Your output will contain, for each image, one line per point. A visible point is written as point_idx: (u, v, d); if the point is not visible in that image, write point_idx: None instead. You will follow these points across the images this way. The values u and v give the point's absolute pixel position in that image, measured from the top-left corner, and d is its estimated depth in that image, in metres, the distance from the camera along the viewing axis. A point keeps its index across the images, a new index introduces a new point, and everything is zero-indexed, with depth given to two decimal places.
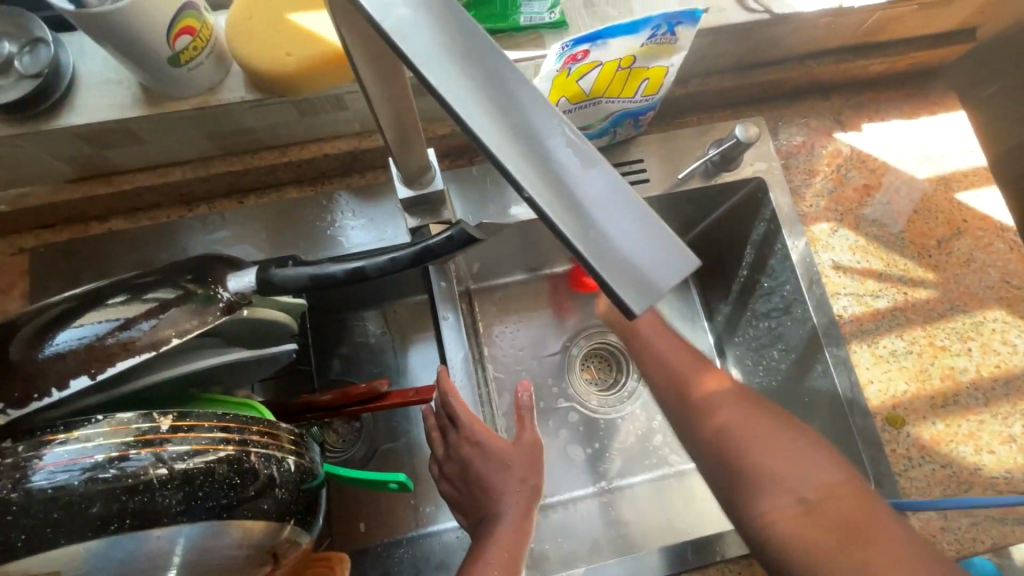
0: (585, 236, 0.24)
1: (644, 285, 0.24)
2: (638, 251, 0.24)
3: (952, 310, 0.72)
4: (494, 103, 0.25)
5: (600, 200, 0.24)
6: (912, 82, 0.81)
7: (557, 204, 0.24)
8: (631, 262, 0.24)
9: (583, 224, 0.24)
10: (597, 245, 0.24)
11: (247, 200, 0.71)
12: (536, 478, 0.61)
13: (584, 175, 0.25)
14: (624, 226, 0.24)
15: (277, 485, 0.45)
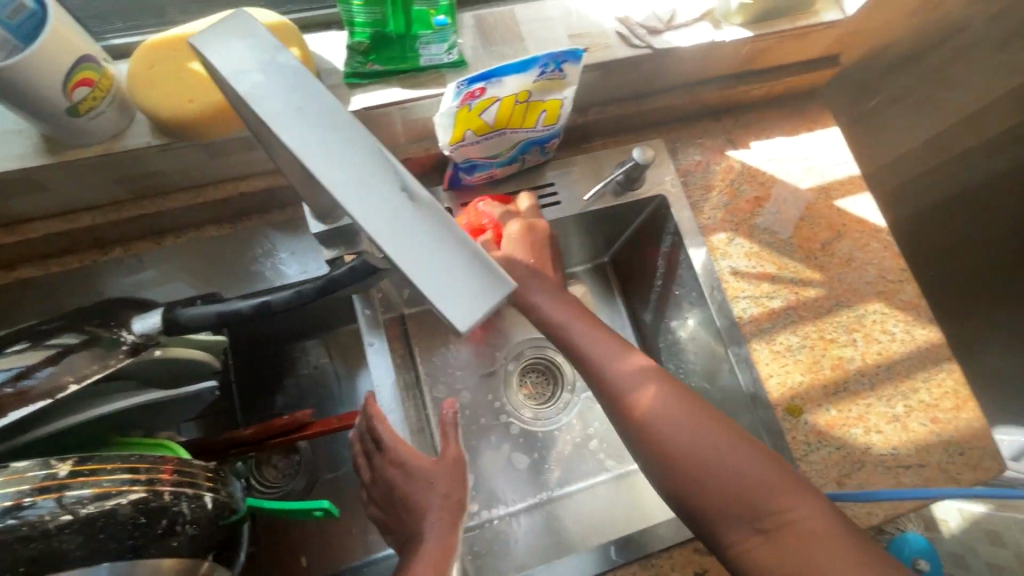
0: (418, 264, 0.27)
1: (469, 310, 0.26)
2: (463, 277, 0.27)
3: (838, 306, 0.80)
4: (337, 151, 0.28)
5: (431, 231, 0.28)
6: (791, 103, 0.90)
7: (392, 238, 0.27)
8: (458, 291, 0.27)
9: (417, 252, 0.27)
10: (427, 272, 0.27)
11: (164, 241, 0.72)
12: (460, 493, 0.64)
13: (419, 217, 0.28)
14: (451, 254, 0.27)
15: (188, 522, 0.46)
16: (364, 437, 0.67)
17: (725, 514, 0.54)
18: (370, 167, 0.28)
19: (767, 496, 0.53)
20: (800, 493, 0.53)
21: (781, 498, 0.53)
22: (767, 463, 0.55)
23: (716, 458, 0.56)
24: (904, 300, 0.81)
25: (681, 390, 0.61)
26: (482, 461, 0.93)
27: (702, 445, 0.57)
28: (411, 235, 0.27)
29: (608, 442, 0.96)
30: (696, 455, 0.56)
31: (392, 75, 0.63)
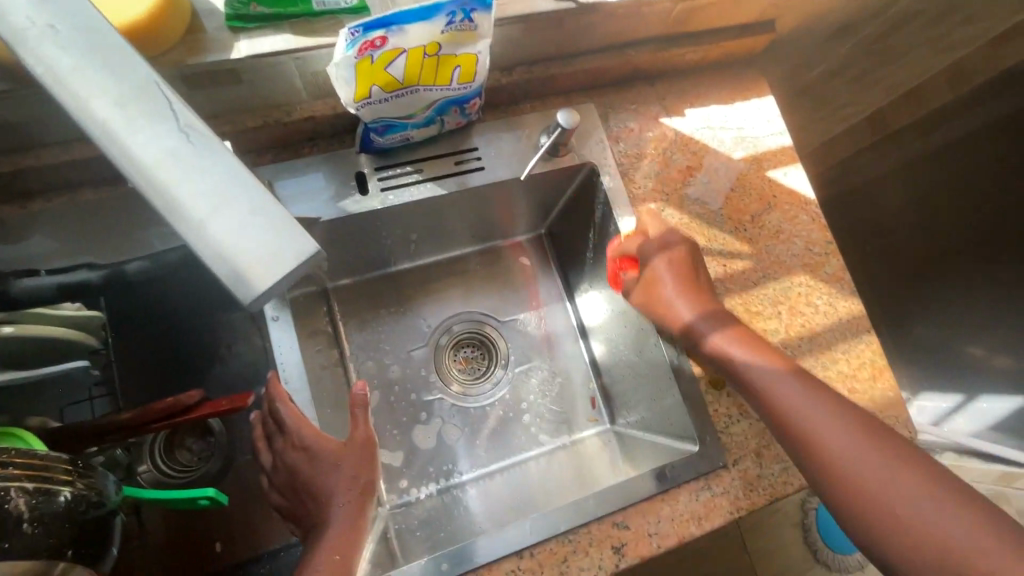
0: (203, 229, 0.26)
1: (244, 264, 0.26)
2: (249, 236, 0.27)
3: (765, 278, 0.79)
4: (104, 84, 0.29)
5: (223, 194, 0.27)
6: (728, 70, 0.88)
7: (167, 190, 0.27)
8: (235, 242, 0.26)
9: (203, 217, 0.27)
10: (212, 238, 0.26)
11: (32, 205, 0.64)
12: (369, 474, 0.61)
13: (192, 162, 0.28)
14: (243, 217, 0.27)
15: (26, 521, 0.40)
16: (265, 420, 0.63)
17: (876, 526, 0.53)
18: (145, 113, 0.28)
19: (948, 548, 0.49)
20: (930, 501, 0.51)
21: (951, 514, 0.50)
22: (926, 480, 0.52)
23: (870, 474, 0.54)
24: (829, 273, 0.81)
25: (860, 417, 0.58)
26: (410, 439, 0.90)
27: (862, 461, 0.55)
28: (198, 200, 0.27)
29: (541, 416, 0.95)
30: (860, 477, 0.54)
31: (283, 20, 0.57)
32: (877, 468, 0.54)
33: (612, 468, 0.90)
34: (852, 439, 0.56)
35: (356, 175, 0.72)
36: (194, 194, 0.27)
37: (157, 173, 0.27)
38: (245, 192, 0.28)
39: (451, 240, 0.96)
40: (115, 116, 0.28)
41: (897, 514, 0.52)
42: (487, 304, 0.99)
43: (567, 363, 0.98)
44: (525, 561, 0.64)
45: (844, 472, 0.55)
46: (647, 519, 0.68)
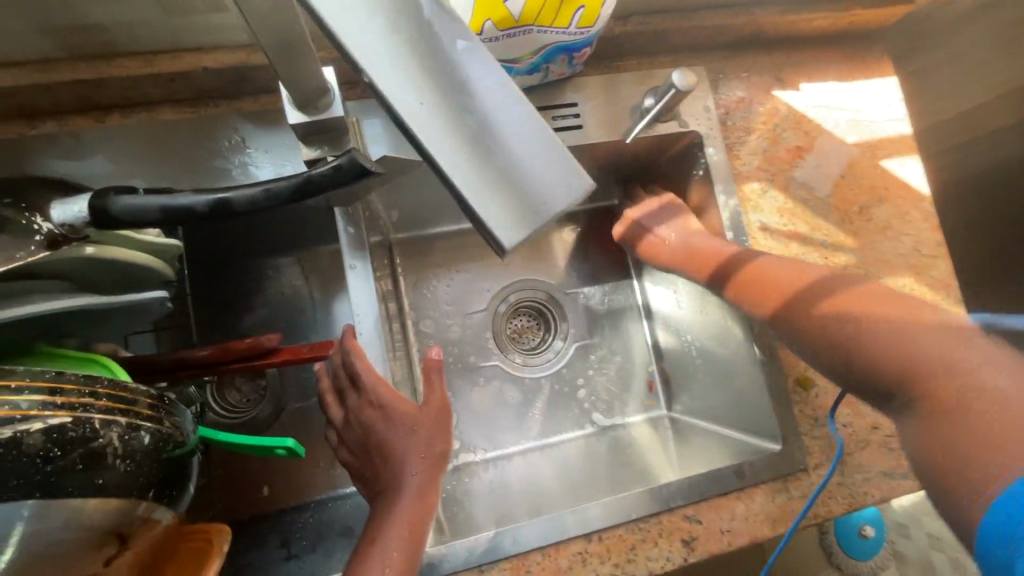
0: (460, 166, 0.27)
1: (501, 205, 0.27)
2: (504, 177, 0.27)
3: (867, 277, 0.73)
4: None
5: (475, 129, 0.28)
6: (850, 44, 0.80)
7: (418, 116, 0.27)
8: (492, 183, 0.27)
9: (460, 154, 0.27)
10: (467, 175, 0.27)
11: (109, 119, 0.60)
12: (444, 443, 0.58)
13: (439, 93, 0.28)
14: (499, 160, 0.28)
15: (120, 457, 0.37)
16: (337, 372, 0.60)
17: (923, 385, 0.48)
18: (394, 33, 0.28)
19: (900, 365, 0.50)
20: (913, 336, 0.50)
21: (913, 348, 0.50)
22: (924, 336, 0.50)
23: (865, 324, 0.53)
24: (935, 277, 0.75)
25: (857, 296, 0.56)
26: (463, 404, 0.87)
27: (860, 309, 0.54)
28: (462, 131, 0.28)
29: (596, 394, 0.91)
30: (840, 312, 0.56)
31: None
32: (905, 336, 0.50)
33: (664, 460, 0.86)
34: (860, 316, 0.54)
35: None
36: (457, 130, 0.28)
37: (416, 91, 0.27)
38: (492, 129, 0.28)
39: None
40: (363, 25, 0.27)
41: (880, 354, 0.51)
42: (552, 273, 0.95)
43: (627, 345, 0.94)
44: (593, 545, 0.61)
45: (867, 353, 0.52)
46: (721, 515, 0.65)
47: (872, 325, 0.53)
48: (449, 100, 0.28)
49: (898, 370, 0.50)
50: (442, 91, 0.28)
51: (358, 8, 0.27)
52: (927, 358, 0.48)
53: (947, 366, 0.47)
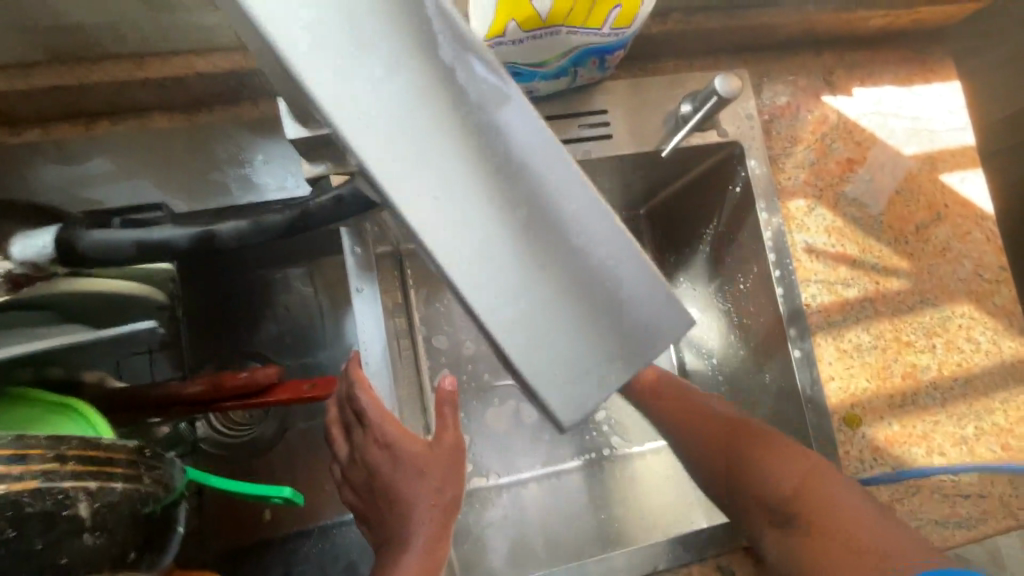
0: (531, 352, 0.30)
1: (566, 393, 0.30)
2: (570, 367, 0.30)
3: (922, 304, 0.67)
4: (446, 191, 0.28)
5: (553, 318, 0.30)
6: (908, 44, 0.72)
7: (501, 313, 0.29)
8: (560, 376, 0.30)
9: (532, 338, 0.29)
10: (536, 369, 0.29)
11: (96, 128, 0.54)
12: (455, 488, 0.51)
13: (527, 283, 0.30)
14: (571, 351, 0.30)
15: (89, 529, 0.33)
16: (343, 405, 0.55)
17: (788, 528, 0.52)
18: (486, 230, 0.29)
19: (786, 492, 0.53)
20: (788, 462, 0.55)
21: (790, 475, 0.53)
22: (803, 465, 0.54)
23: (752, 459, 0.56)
24: (997, 304, 0.68)
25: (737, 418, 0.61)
26: (475, 426, 0.82)
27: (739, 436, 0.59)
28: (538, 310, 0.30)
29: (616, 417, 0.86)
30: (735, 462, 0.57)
31: None
32: (790, 467, 0.54)
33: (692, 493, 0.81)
34: (752, 443, 0.57)
35: None
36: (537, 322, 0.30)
37: (502, 275, 0.29)
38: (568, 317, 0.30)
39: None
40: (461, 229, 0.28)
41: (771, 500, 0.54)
42: None
43: None
44: None
45: (756, 473, 0.55)
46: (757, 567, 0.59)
47: (734, 459, 0.58)
48: (537, 290, 0.30)
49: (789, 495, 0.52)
50: (527, 268, 0.30)
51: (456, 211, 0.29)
52: (810, 483, 0.52)
53: (824, 501, 0.51)
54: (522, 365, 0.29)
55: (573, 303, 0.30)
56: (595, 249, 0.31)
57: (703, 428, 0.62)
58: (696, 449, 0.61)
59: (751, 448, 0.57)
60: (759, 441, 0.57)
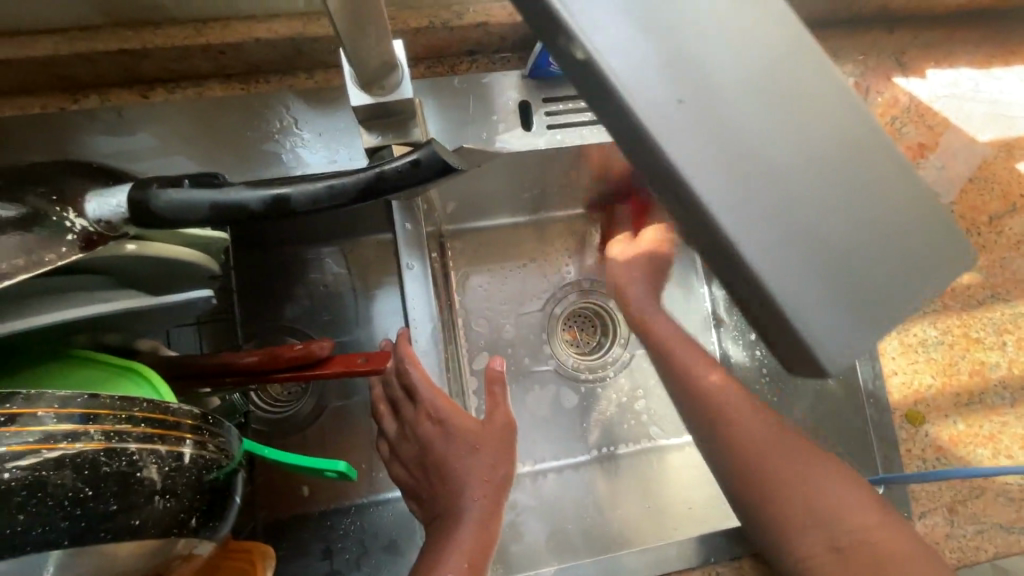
0: (859, 325, 0.28)
1: (834, 347, 0.27)
2: (882, 314, 0.28)
3: (993, 299, 0.63)
4: (699, 104, 0.25)
5: (840, 253, 0.27)
6: (987, 25, 0.68)
7: (780, 247, 0.26)
8: (843, 331, 0.27)
9: (855, 300, 0.27)
10: (840, 332, 0.27)
11: (153, 95, 0.55)
12: (507, 466, 0.52)
13: (810, 221, 0.27)
14: (872, 304, 0.28)
15: (161, 492, 0.33)
16: (388, 382, 0.55)
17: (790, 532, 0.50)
18: (735, 150, 0.26)
19: (834, 524, 0.49)
20: (837, 488, 0.50)
21: (839, 504, 0.49)
22: (861, 498, 0.50)
23: (801, 484, 0.51)
24: None
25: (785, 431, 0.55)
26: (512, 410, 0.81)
27: (782, 451, 0.54)
28: (801, 230, 0.27)
29: (654, 405, 0.83)
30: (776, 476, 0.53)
31: None
32: (842, 501, 0.50)
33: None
34: (796, 465, 0.52)
35: (519, 104, 0.59)
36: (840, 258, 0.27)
37: (795, 201, 0.27)
38: (836, 248, 0.27)
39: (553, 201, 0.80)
40: (707, 147, 0.25)
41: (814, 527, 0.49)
42: None
43: None
44: None
45: (806, 502, 0.50)
46: None
47: (754, 447, 0.55)
48: (785, 221, 0.26)
49: (835, 530, 0.48)
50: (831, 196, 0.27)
51: (699, 126, 0.25)
52: (864, 520, 0.48)
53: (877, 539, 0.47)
54: (818, 331, 0.27)
55: (920, 233, 0.29)
56: (829, 161, 0.28)
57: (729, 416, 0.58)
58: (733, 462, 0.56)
59: (804, 471, 0.52)
60: (801, 462, 0.53)
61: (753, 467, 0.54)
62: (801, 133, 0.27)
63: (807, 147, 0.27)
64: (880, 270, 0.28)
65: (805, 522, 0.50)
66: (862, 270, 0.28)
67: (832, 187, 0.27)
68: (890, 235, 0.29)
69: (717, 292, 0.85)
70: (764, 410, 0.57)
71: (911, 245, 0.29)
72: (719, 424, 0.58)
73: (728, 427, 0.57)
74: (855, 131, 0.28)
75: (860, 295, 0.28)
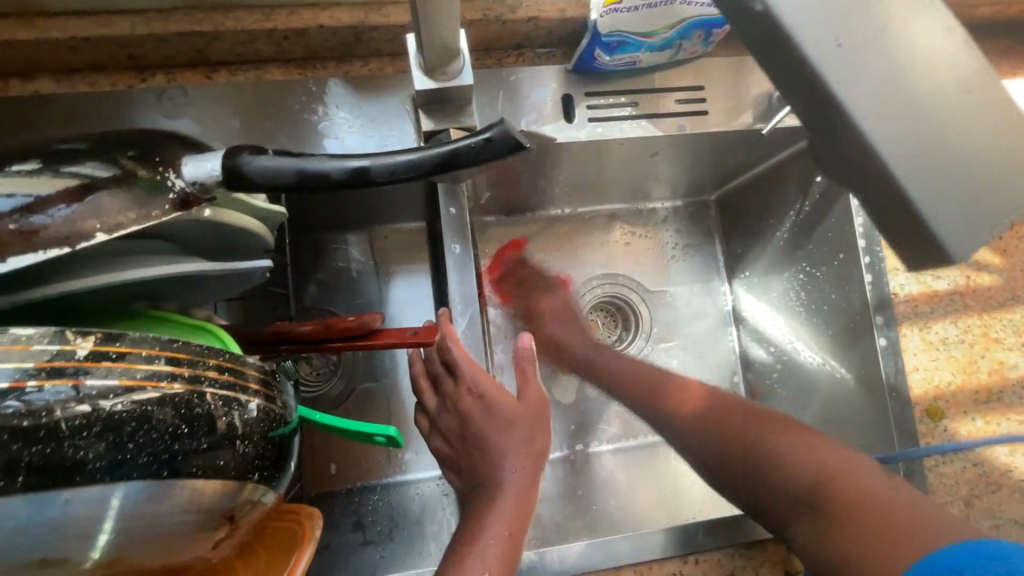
0: (965, 232, 0.37)
1: (961, 240, 0.37)
2: (979, 210, 0.37)
3: (1013, 301, 0.65)
4: (851, 64, 0.35)
5: (952, 175, 0.36)
6: (1011, 37, 0.71)
7: (920, 171, 0.36)
8: (979, 235, 0.38)
9: (959, 216, 0.37)
10: (964, 243, 0.37)
11: (216, 77, 0.58)
12: (542, 440, 0.53)
13: (895, 150, 0.36)
14: (971, 210, 0.37)
15: (240, 437, 0.35)
16: (432, 358, 0.57)
17: (766, 492, 0.56)
18: (889, 103, 0.35)
19: (813, 489, 0.53)
20: (803, 447, 0.55)
21: (806, 451, 0.55)
22: (826, 455, 0.54)
23: (788, 449, 0.56)
24: None
25: (745, 407, 0.63)
26: None
27: (744, 428, 0.60)
28: (927, 148, 0.36)
29: None
30: (767, 455, 0.57)
31: None
32: (802, 455, 0.55)
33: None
34: (757, 431, 0.59)
35: (561, 97, 0.61)
36: (960, 185, 0.36)
37: (920, 148, 0.36)
38: (938, 167, 0.36)
39: (583, 194, 0.83)
40: (874, 98, 0.35)
41: (799, 488, 0.54)
42: (638, 269, 0.88)
43: (712, 350, 0.87)
44: (688, 568, 0.57)
45: (766, 473, 0.56)
46: None
47: (707, 430, 0.63)
48: (910, 155, 0.36)
49: (811, 486, 0.53)
50: (958, 128, 0.36)
51: (856, 77, 0.35)
52: (822, 477, 0.52)
53: (834, 473, 0.52)
54: (948, 227, 0.37)
55: (965, 139, 0.36)
56: (952, 91, 0.36)
57: (679, 400, 0.68)
58: (703, 435, 0.63)
59: (768, 436, 0.58)
60: (783, 427, 0.58)
61: (703, 426, 0.64)
62: (928, 80, 0.36)
63: (946, 78, 0.36)
64: (993, 191, 0.37)
65: (779, 470, 0.55)
66: (982, 177, 0.37)
67: (954, 111, 0.36)
68: (993, 163, 0.37)
69: (738, 291, 0.87)
70: (715, 392, 0.67)
71: (1006, 155, 0.37)
72: (677, 417, 0.67)
73: (705, 432, 0.63)
74: (967, 61, 0.37)
75: (985, 209, 0.37)
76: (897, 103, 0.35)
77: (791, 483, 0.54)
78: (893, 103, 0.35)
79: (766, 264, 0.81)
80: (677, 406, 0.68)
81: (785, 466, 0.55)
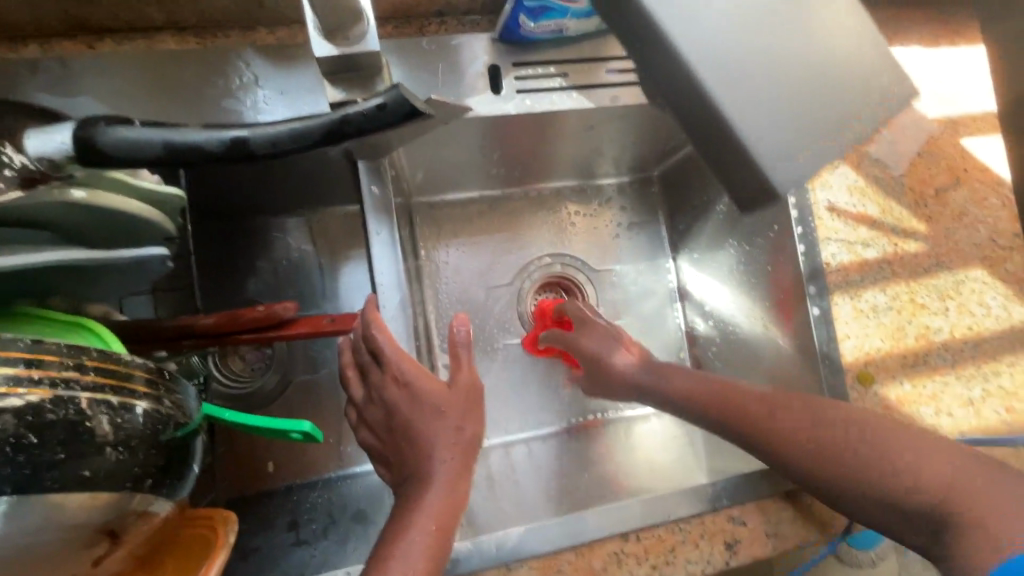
0: (776, 141, 0.51)
1: (781, 167, 0.51)
2: (815, 142, 0.52)
3: (937, 267, 0.66)
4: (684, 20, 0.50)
5: (787, 118, 0.51)
6: (935, 6, 0.72)
7: (754, 112, 0.50)
8: (797, 158, 0.51)
9: (779, 133, 0.51)
10: (789, 174, 0.51)
11: (100, 46, 0.52)
12: (473, 428, 0.52)
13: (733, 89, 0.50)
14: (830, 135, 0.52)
15: (113, 444, 0.32)
16: (359, 348, 0.54)
17: (901, 525, 0.44)
18: (732, 56, 0.50)
19: (918, 497, 0.43)
20: (906, 446, 0.46)
21: (923, 458, 0.44)
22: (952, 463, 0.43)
23: (881, 456, 0.46)
24: (1009, 271, 0.67)
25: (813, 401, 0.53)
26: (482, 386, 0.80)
27: (820, 417, 0.51)
28: (780, 70, 0.51)
29: None
30: (859, 451, 0.47)
31: None
32: (913, 451, 0.45)
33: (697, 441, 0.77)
34: (857, 440, 0.48)
35: (488, 67, 0.58)
36: (785, 126, 0.51)
37: (740, 88, 0.50)
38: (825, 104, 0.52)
39: (524, 171, 0.80)
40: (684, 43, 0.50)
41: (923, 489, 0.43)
42: (584, 249, 0.87)
43: (659, 327, 0.87)
44: (629, 545, 0.56)
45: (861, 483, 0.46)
46: (768, 518, 0.60)
47: (789, 439, 0.52)
48: (728, 92, 0.50)
49: (931, 485, 0.43)
50: (786, 77, 0.51)
51: (689, 35, 0.50)
52: (923, 479, 0.43)
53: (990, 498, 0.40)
54: (773, 157, 0.51)
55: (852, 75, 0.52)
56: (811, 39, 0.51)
57: (759, 419, 0.54)
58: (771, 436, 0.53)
59: (848, 418, 0.50)
60: (882, 432, 0.47)
61: (793, 452, 0.51)
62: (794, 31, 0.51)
63: (772, 29, 0.51)
64: (817, 116, 0.52)
65: (870, 463, 0.46)
66: (838, 106, 0.52)
67: (800, 48, 0.51)
68: (849, 101, 0.52)
69: (683, 268, 0.87)
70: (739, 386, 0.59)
71: (846, 85, 0.52)
72: (790, 462, 0.51)
73: (799, 464, 0.50)
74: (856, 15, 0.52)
75: (801, 127, 0.51)
76: (779, 80, 0.51)
77: (901, 500, 0.44)
78: (754, 52, 0.51)
79: (707, 239, 0.80)
80: (777, 431, 0.53)
81: (887, 468, 0.45)
